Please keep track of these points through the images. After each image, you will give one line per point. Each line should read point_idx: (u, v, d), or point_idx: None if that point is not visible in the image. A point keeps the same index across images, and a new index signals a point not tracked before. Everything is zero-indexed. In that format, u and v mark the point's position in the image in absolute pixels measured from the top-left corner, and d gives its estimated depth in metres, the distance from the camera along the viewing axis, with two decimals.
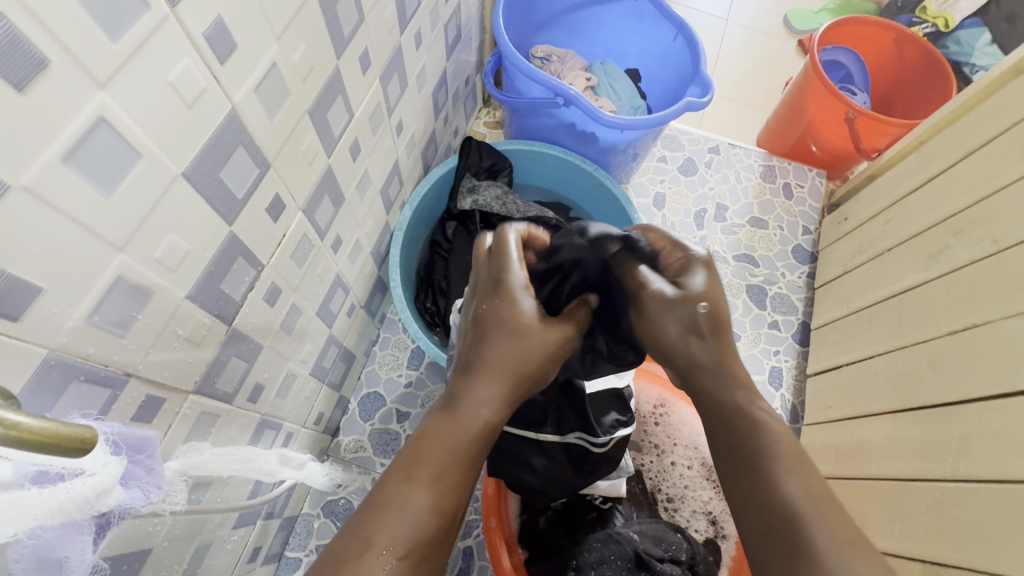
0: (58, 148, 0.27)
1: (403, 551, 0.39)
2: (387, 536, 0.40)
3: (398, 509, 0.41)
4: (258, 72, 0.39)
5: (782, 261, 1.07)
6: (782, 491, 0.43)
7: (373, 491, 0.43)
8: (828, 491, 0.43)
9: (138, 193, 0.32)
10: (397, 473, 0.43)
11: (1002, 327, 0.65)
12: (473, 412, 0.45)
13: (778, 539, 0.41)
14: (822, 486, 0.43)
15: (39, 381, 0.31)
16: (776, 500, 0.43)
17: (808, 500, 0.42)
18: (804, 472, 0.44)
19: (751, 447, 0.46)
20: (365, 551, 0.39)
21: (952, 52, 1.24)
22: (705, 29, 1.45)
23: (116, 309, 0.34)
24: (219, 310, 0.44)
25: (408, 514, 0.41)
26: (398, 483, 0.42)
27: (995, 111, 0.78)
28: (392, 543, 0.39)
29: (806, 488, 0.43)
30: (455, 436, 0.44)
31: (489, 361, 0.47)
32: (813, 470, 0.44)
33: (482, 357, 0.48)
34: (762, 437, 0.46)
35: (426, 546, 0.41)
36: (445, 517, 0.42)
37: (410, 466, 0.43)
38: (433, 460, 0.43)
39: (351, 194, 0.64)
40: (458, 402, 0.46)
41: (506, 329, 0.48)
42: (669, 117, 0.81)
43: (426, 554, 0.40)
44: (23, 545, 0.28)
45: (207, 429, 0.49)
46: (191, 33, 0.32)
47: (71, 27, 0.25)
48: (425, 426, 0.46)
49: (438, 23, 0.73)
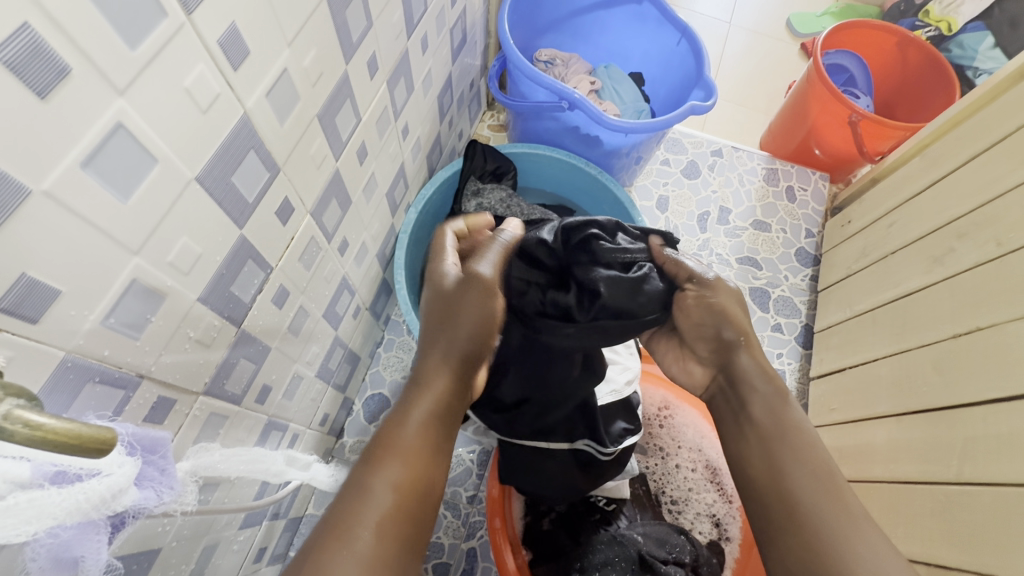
0: (78, 153, 0.27)
1: (376, 530, 0.38)
2: (355, 521, 0.38)
3: (363, 491, 0.40)
4: (269, 78, 0.40)
5: (785, 264, 1.08)
6: (794, 487, 0.48)
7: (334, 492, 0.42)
8: (836, 482, 0.48)
9: (153, 197, 0.33)
10: (362, 461, 0.43)
11: (1004, 330, 0.66)
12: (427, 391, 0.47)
13: (788, 535, 0.46)
14: (829, 480, 0.48)
15: (56, 383, 0.31)
16: (787, 491, 0.48)
17: (818, 494, 0.47)
18: (813, 474, 0.48)
19: (767, 448, 0.51)
20: (335, 538, 0.37)
21: (954, 56, 1.25)
22: (708, 32, 1.46)
23: (130, 311, 0.34)
24: (229, 312, 0.45)
25: (377, 495, 0.40)
26: (362, 469, 0.42)
27: (999, 115, 0.78)
28: (360, 524, 0.38)
29: (814, 482, 0.48)
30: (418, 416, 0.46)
31: (444, 347, 0.49)
32: (824, 466, 0.49)
33: (429, 344, 0.50)
34: (777, 441, 0.51)
35: (395, 522, 0.40)
36: (413, 496, 0.41)
37: (377, 451, 0.43)
38: (394, 444, 0.43)
39: (358, 197, 0.64)
40: (415, 384, 0.48)
41: (450, 318, 0.50)
42: (672, 120, 0.82)
43: (400, 533, 0.39)
44: (40, 545, 0.29)
45: (216, 430, 0.49)
46: (206, 39, 0.32)
47: (94, 37, 0.26)
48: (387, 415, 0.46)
49: (443, 28, 0.73)
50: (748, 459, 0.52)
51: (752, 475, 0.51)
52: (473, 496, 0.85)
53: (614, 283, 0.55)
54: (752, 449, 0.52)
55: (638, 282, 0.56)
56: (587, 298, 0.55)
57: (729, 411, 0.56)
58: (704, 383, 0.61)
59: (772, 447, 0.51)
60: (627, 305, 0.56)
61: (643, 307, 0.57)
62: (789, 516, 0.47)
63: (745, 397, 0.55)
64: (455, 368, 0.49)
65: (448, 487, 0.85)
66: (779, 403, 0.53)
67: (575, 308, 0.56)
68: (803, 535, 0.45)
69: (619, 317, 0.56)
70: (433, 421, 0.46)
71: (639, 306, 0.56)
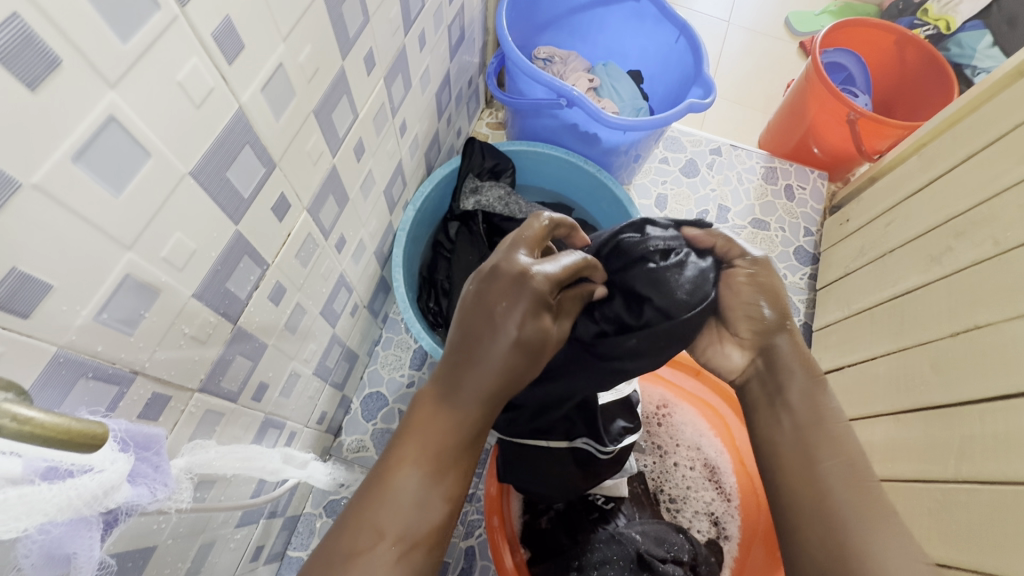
0: (69, 147, 0.27)
1: (416, 536, 0.41)
2: (394, 527, 0.41)
3: (409, 500, 0.42)
4: (264, 73, 0.39)
5: (784, 263, 1.08)
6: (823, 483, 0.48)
7: (378, 473, 0.43)
8: (865, 481, 0.47)
9: (146, 191, 0.33)
10: (404, 460, 0.43)
11: (1003, 328, 0.65)
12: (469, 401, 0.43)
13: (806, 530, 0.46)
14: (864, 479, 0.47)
15: (48, 379, 0.31)
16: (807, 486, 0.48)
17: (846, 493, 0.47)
18: (842, 472, 0.48)
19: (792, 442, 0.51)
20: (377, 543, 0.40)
21: (953, 54, 1.24)
22: (706, 31, 1.46)
23: (123, 307, 0.34)
24: (225, 309, 0.45)
25: (422, 504, 0.42)
26: (406, 471, 0.42)
27: (998, 112, 0.78)
28: (399, 533, 0.41)
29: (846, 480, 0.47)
30: (461, 425, 0.44)
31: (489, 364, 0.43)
32: (855, 465, 0.48)
33: (474, 346, 0.43)
34: (811, 434, 0.50)
35: (440, 532, 0.42)
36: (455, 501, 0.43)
37: (423, 454, 0.43)
38: (431, 447, 0.43)
39: (355, 194, 0.64)
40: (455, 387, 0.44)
41: (502, 327, 0.42)
42: (670, 118, 0.81)
43: (441, 535, 0.43)
44: (32, 541, 0.29)
45: (212, 427, 0.49)
46: (200, 33, 0.32)
47: (86, 29, 0.26)
48: (427, 406, 0.45)
49: (441, 25, 0.73)
50: (779, 451, 0.51)
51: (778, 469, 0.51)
52: (471, 494, 0.85)
53: (655, 282, 0.53)
54: (783, 441, 0.52)
55: (676, 272, 0.54)
56: (634, 304, 0.54)
57: (765, 397, 0.55)
58: (741, 368, 0.58)
59: (803, 441, 0.51)
60: (677, 301, 0.53)
61: (691, 296, 0.54)
62: (806, 512, 0.47)
63: (783, 384, 0.54)
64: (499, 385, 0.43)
65: None
66: (816, 397, 0.52)
67: (627, 316, 0.54)
68: (823, 530, 0.45)
69: (671, 314, 0.53)
70: (470, 428, 0.44)
71: (688, 295, 0.54)
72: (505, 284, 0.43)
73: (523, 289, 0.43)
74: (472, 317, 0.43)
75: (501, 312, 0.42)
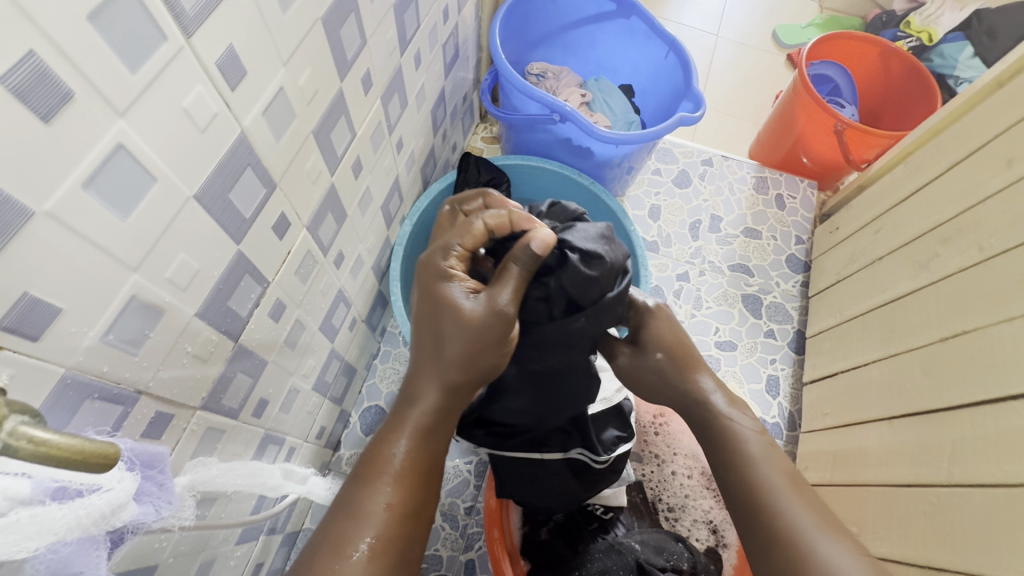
0: (79, 174, 0.28)
1: (369, 542, 0.44)
2: (350, 535, 0.44)
3: (357, 509, 0.45)
4: (266, 96, 0.40)
5: (776, 271, 1.09)
6: (786, 509, 0.51)
7: (336, 504, 0.47)
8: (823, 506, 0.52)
9: (152, 215, 0.34)
10: (355, 481, 0.47)
11: (991, 334, 0.67)
12: (418, 406, 0.50)
13: (772, 553, 0.50)
14: (819, 502, 0.52)
15: (56, 399, 0.32)
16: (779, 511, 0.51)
17: (813, 518, 0.50)
18: (799, 498, 0.52)
19: (748, 468, 0.55)
20: (332, 552, 0.43)
21: (936, 65, 1.27)
22: (695, 44, 1.48)
23: (129, 327, 0.35)
24: (226, 327, 0.45)
25: (367, 512, 0.45)
26: (356, 488, 0.46)
27: (981, 122, 0.80)
28: (356, 539, 0.43)
29: (805, 502, 0.52)
30: (409, 429, 0.49)
31: (433, 352, 0.50)
32: (806, 492, 0.53)
33: (425, 351, 0.51)
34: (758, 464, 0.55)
35: (387, 542, 0.44)
36: (401, 512, 0.46)
37: (369, 470, 0.47)
38: (390, 462, 0.48)
39: (353, 211, 0.65)
40: (408, 399, 0.51)
41: (444, 325, 0.49)
42: (661, 131, 0.83)
43: (391, 546, 0.44)
44: (39, 561, 0.29)
45: (213, 444, 0.50)
46: (204, 62, 0.33)
47: (98, 63, 0.27)
48: (383, 428, 0.51)
49: (436, 44, 0.74)
50: (734, 484, 0.56)
51: (735, 502, 0.55)
52: (471, 507, 0.85)
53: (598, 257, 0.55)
54: (743, 470, 0.55)
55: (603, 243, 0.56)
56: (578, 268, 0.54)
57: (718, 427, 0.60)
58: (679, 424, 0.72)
59: (754, 472, 0.55)
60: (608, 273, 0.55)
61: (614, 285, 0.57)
62: (773, 535, 0.50)
63: (725, 428, 0.59)
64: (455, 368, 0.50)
65: (445, 499, 0.85)
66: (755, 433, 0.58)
67: (567, 287, 0.54)
68: (787, 556, 0.49)
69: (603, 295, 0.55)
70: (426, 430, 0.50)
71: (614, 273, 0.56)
72: (429, 276, 0.52)
73: (426, 264, 0.53)
74: (420, 333, 0.52)
75: (439, 298, 0.50)
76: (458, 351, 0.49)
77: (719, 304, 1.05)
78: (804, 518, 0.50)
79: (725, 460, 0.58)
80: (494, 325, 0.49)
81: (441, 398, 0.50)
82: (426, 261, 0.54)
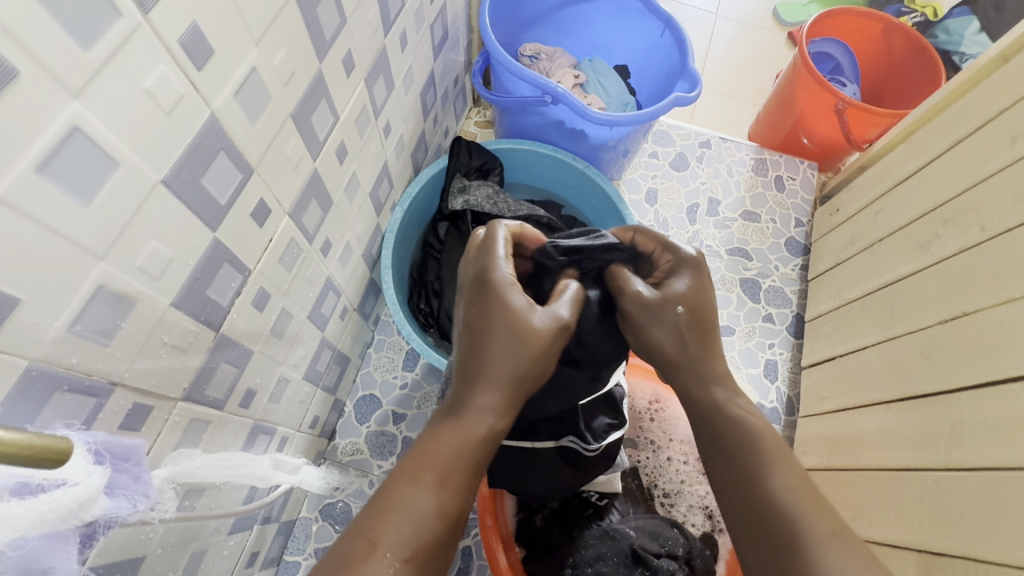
0: (33, 158, 0.27)
1: (408, 551, 0.40)
2: (390, 538, 0.40)
3: (405, 512, 0.41)
4: (237, 77, 0.39)
5: (776, 254, 1.07)
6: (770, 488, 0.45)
7: (373, 501, 0.43)
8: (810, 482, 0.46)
9: (116, 201, 0.32)
10: (402, 480, 0.43)
11: (991, 315, 0.66)
12: (472, 415, 0.46)
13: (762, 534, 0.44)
14: (807, 479, 0.46)
15: (21, 392, 0.31)
16: (778, 510, 0.44)
17: (822, 524, 0.43)
18: (787, 470, 0.46)
19: (744, 461, 0.48)
20: (371, 554, 0.39)
21: (941, 41, 1.24)
22: (695, 23, 1.45)
23: (98, 318, 0.34)
24: (206, 317, 0.44)
25: (413, 516, 0.41)
26: (403, 487, 0.43)
27: (986, 97, 0.78)
28: (395, 545, 0.40)
29: (790, 479, 0.46)
30: (462, 437, 0.45)
31: (490, 367, 0.47)
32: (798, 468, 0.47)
33: (478, 359, 0.48)
34: (745, 439, 0.49)
35: (428, 547, 0.41)
36: (447, 519, 0.43)
37: (416, 470, 0.44)
38: (436, 465, 0.44)
39: (339, 197, 0.64)
40: (457, 404, 0.47)
41: (508, 342, 0.48)
42: (656, 112, 0.81)
43: (430, 557, 0.41)
44: (7, 557, 0.28)
45: (198, 435, 0.49)
46: (166, 40, 0.31)
47: (46, 40, 0.25)
48: (429, 430, 0.47)
49: (423, 24, 0.72)
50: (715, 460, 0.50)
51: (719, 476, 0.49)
52: None
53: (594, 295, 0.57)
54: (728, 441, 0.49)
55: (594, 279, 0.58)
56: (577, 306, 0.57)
57: None
58: None
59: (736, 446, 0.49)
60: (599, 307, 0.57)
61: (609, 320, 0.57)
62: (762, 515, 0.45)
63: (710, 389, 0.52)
64: (513, 381, 0.48)
65: None
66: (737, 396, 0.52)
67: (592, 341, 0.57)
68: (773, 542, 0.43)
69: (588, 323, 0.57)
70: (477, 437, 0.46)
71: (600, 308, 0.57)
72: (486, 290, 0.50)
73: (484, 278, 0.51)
74: (472, 336, 0.49)
75: (504, 313, 0.49)
76: (515, 366, 0.48)
77: (718, 288, 1.03)
78: (787, 496, 0.45)
79: (714, 448, 0.50)
80: (552, 350, 0.50)
81: (495, 406, 0.47)
82: (477, 272, 0.52)
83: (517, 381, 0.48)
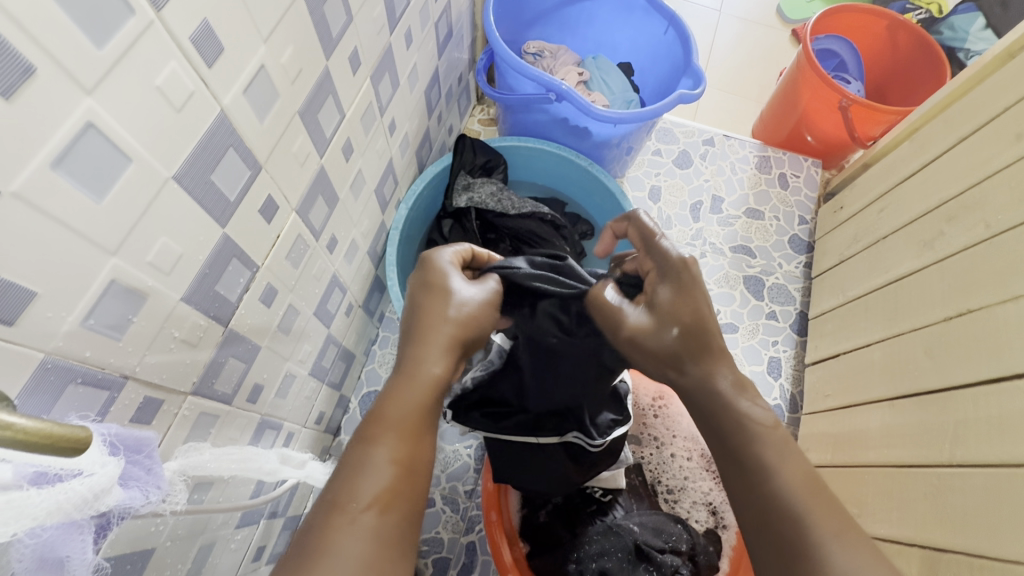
0: (48, 154, 0.27)
1: (372, 502, 0.39)
2: (352, 495, 0.40)
3: (363, 468, 0.41)
4: (246, 74, 0.39)
5: (779, 252, 1.07)
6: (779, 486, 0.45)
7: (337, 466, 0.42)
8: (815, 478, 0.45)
9: (129, 195, 0.33)
10: (356, 439, 0.43)
11: (995, 312, 0.66)
12: (420, 369, 0.46)
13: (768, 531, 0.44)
14: (812, 474, 0.46)
15: (36, 385, 0.31)
16: (785, 511, 0.43)
17: (827, 523, 0.42)
18: (794, 467, 0.45)
19: (751, 461, 0.46)
20: (333, 513, 0.39)
21: (946, 38, 1.23)
22: (699, 20, 1.45)
23: (110, 313, 0.34)
24: (215, 312, 0.45)
25: (371, 470, 0.41)
26: (358, 446, 0.42)
27: (991, 94, 0.77)
28: (357, 500, 0.39)
29: (798, 477, 0.45)
30: (412, 390, 0.45)
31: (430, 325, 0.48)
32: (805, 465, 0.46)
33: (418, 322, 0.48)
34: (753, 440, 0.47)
35: (393, 495, 0.40)
36: (407, 467, 0.42)
37: (369, 427, 0.43)
38: (389, 419, 0.43)
39: (345, 194, 0.64)
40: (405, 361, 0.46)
41: (445, 305, 0.49)
42: (660, 110, 0.81)
43: (395, 503, 0.40)
44: (25, 545, 0.29)
45: (207, 429, 0.49)
46: (177, 37, 0.32)
47: (62, 38, 0.26)
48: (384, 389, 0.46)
49: (427, 21, 0.73)
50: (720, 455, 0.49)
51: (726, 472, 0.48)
52: (471, 490, 0.85)
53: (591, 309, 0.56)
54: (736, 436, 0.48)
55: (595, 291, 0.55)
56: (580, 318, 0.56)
57: None
58: None
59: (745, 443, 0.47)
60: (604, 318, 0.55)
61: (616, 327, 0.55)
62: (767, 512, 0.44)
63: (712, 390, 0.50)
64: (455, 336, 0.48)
65: (446, 482, 0.85)
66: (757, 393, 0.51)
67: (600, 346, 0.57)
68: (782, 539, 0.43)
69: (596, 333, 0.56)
70: (430, 389, 0.45)
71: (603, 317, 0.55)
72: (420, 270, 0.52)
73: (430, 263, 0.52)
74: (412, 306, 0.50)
75: (431, 283, 0.50)
76: (452, 322, 0.48)
77: (721, 285, 1.03)
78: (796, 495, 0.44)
79: (721, 442, 0.49)
80: (484, 311, 0.51)
81: (443, 357, 0.47)
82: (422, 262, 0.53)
83: (458, 334, 0.48)
